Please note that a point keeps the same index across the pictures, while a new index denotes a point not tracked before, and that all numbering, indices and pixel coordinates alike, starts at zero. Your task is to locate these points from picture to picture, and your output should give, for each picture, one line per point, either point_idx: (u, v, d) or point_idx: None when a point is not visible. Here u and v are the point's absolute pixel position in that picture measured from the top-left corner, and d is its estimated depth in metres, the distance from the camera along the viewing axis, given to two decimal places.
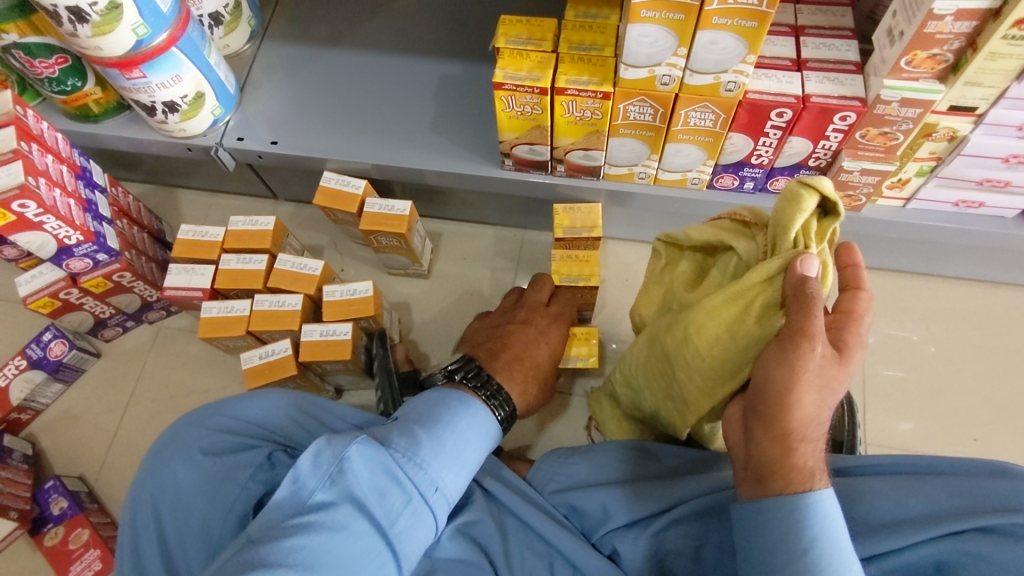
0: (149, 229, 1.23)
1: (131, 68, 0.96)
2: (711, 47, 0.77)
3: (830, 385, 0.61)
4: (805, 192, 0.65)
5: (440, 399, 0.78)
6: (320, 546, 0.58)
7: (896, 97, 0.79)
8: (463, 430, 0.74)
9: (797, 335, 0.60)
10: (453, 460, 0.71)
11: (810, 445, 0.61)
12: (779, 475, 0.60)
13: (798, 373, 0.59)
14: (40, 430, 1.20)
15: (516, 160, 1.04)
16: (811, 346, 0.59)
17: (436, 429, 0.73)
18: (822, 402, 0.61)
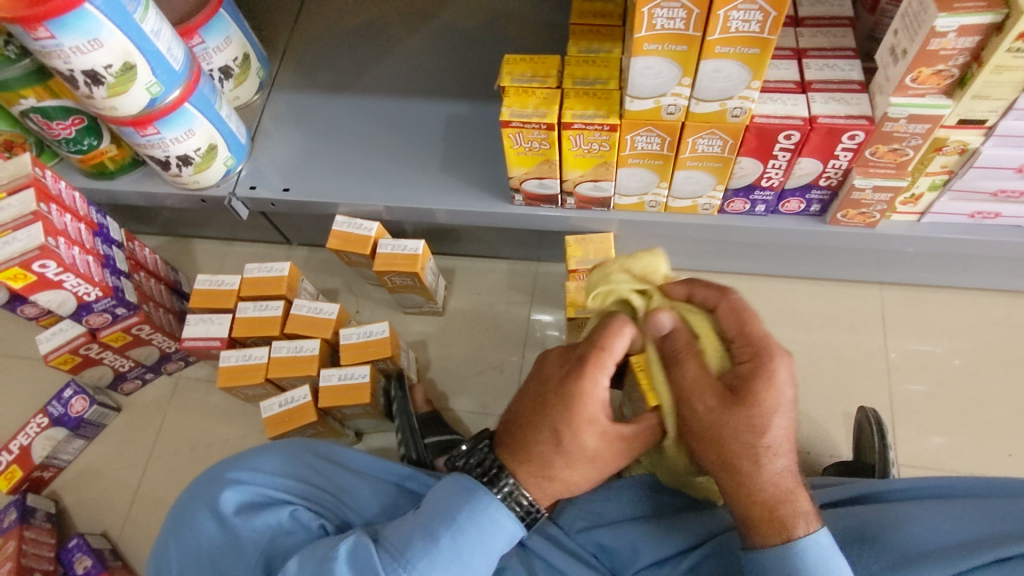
0: (166, 281, 1.24)
1: (145, 125, 0.98)
2: (715, 75, 0.78)
3: (755, 429, 0.63)
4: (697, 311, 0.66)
5: (457, 488, 0.71)
6: None
7: (903, 114, 0.79)
8: (471, 533, 0.69)
9: (692, 396, 0.66)
10: (447, 559, 0.68)
11: (783, 494, 0.64)
12: (754, 528, 0.65)
13: (714, 435, 0.65)
14: (62, 487, 1.19)
15: (526, 195, 1.04)
16: (699, 402, 0.65)
17: (431, 525, 0.70)
18: (774, 453, 0.64)
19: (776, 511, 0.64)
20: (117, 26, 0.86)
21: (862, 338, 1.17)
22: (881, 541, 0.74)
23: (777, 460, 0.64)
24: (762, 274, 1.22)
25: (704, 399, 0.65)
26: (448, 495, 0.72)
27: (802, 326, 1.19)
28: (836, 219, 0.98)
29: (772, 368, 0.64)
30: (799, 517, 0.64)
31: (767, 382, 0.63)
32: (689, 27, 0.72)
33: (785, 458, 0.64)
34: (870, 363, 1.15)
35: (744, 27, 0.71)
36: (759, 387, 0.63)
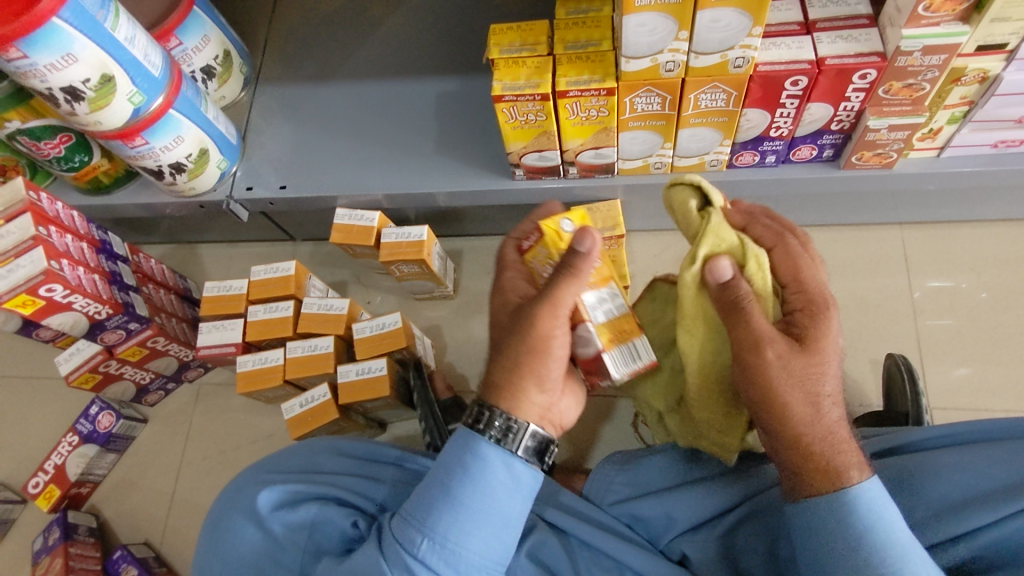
0: (176, 290, 1.24)
1: (133, 136, 0.96)
2: (714, 25, 0.73)
3: (819, 378, 0.63)
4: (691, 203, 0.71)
5: (458, 445, 0.66)
6: None
7: (917, 46, 0.74)
8: (493, 480, 0.65)
9: (757, 344, 0.62)
10: (476, 515, 0.64)
11: (836, 444, 0.63)
12: (805, 479, 0.64)
13: (770, 384, 0.63)
14: (100, 501, 1.21)
15: (527, 169, 1.01)
16: (768, 351, 0.62)
17: (452, 487, 0.64)
18: (833, 403, 0.64)
19: (835, 460, 0.62)
20: (89, 37, 0.84)
21: (885, 282, 1.13)
22: (918, 489, 0.72)
23: (831, 412, 0.64)
24: None
25: (773, 346, 0.62)
26: (437, 460, 0.67)
27: (823, 275, 1.15)
28: (850, 163, 0.94)
29: (826, 318, 0.65)
30: (852, 467, 0.62)
31: (823, 332, 0.64)
32: None
33: (839, 408, 0.65)
34: (895, 306, 1.12)
35: None
36: (822, 333, 0.64)
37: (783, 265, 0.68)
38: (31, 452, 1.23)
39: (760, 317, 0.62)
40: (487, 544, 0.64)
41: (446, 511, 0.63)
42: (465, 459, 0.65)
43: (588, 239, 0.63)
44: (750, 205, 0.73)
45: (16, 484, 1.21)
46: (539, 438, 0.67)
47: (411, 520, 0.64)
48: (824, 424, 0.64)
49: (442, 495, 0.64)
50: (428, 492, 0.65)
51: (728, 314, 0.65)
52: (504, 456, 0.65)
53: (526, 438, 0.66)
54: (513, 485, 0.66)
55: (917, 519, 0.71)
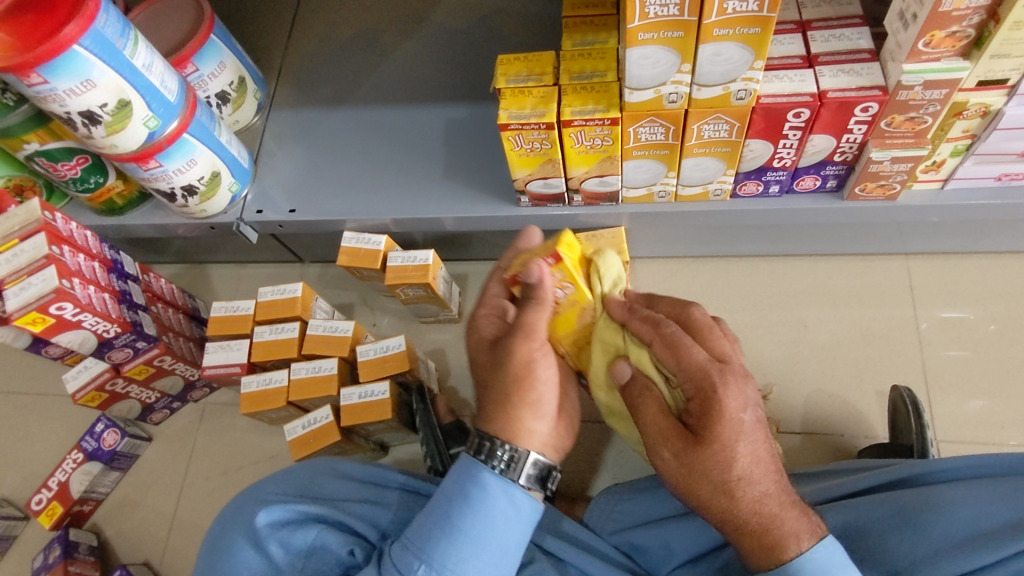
0: (184, 309, 1.25)
1: (147, 159, 0.98)
2: (716, 59, 0.75)
3: (721, 458, 0.62)
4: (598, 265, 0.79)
5: (463, 475, 0.67)
6: None
7: (918, 81, 0.75)
8: (494, 515, 0.66)
9: (658, 441, 0.66)
10: (475, 546, 0.65)
11: (768, 519, 0.62)
12: (748, 556, 0.64)
13: (678, 475, 0.65)
14: (102, 519, 1.21)
15: (532, 197, 1.02)
16: (666, 447, 0.66)
17: (455, 519, 0.66)
18: (747, 481, 0.62)
19: (764, 537, 0.62)
20: (107, 63, 0.86)
21: (891, 312, 1.13)
22: (921, 525, 0.71)
23: (747, 492, 0.63)
24: (781, 254, 1.19)
25: (664, 444, 0.66)
26: (439, 489, 0.69)
27: (828, 304, 1.15)
28: (854, 194, 0.95)
29: (721, 402, 0.62)
30: (791, 539, 0.61)
31: (719, 414, 0.62)
32: (684, 12, 0.69)
33: (760, 484, 0.63)
34: (901, 336, 1.11)
35: (742, 6, 0.68)
36: (713, 415, 0.62)
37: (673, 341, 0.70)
38: (36, 469, 1.24)
39: (649, 410, 0.68)
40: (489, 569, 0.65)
41: (445, 538, 0.65)
42: (466, 488, 0.67)
43: (536, 270, 0.69)
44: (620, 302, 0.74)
45: (19, 500, 1.22)
46: (540, 465, 0.69)
47: (413, 546, 0.66)
48: (744, 502, 0.63)
49: (445, 522, 0.66)
50: (430, 521, 0.67)
51: (634, 403, 0.70)
52: (504, 484, 0.67)
53: (529, 466, 0.68)
54: (512, 510, 0.67)
55: (918, 557, 0.70)
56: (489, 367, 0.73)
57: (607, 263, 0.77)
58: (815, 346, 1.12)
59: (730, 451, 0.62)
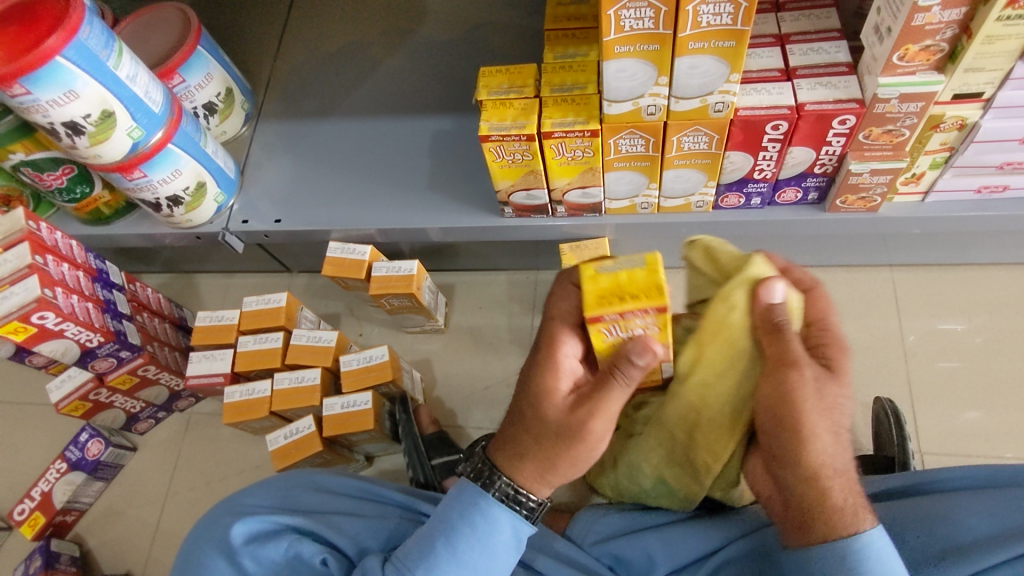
0: (171, 319, 1.25)
1: (131, 170, 0.98)
2: (692, 72, 0.75)
3: (840, 407, 0.65)
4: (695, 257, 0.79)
5: (468, 505, 0.68)
6: None
7: (894, 94, 0.76)
8: (489, 548, 0.68)
9: (787, 366, 0.64)
10: None
11: (846, 490, 0.64)
12: (809, 520, 0.64)
13: (796, 401, 0.64)
14: (85, 530, 1.21)
15: (516, 208, 1.03)
16: (798, 369, 0.64)
17: (456, 549, 0.67)
18: (840, 445, 0.65)
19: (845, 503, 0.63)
20: (91, 75, 0.86)
21: (875, 323, 1.13)
22: (901, 539, 0.71)
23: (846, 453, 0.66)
24: None
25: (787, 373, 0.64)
26: (443, 510, 0.69)
27: None
28: (835, 207, 0.95)
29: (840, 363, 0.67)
30: (862, 515, 0.63)
31: (840, 370, 0.66)
32: (659, 26, 0.70)
33: (847, 455, 0.66)
34: (885, 348, 1.11)
35: (716, 20, 0.69)
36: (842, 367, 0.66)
37: (814, 306, 0.70)
38: (19, 478, 1.23)
39: (797, 341, 0.65)
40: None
41: (447, 565, 0.67)
42: (474, 521, 0.68)
43: (649, 356, 0.63)
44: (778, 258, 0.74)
45: (2, 510, 1.21)
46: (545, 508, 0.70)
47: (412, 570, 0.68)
48: (824, 458, 0.64)
49: (446, 549, 0.67)
50: (430, 541, 0.68)
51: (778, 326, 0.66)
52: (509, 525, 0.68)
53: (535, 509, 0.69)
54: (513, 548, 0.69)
55: None
56: (553, 431, 0.66)
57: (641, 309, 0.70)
58: None
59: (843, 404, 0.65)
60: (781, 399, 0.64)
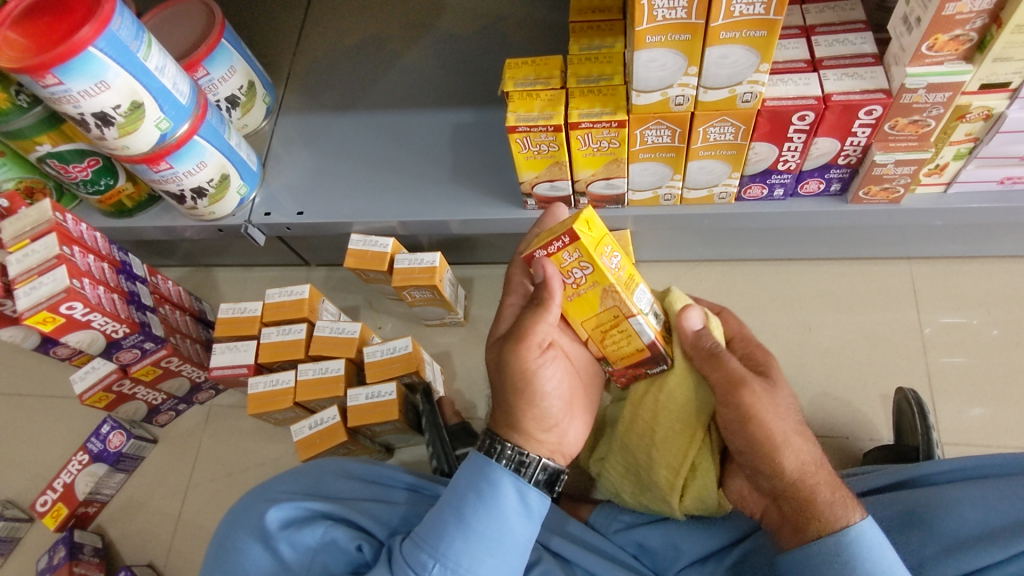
0: (191, 311, 1.26)
1: (158, 161, 0.99)
2: (722, 61, 0.76)
3: (791, 406, 0.73)
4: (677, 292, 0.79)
5: (475, 475, 0.69)
6: None
7: (922, 84, 0.77)
8: (500, 517, 0.67)
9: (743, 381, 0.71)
10: (488, 545, 0.66)
11: (821, 482, 0.69)
12: (806, 519, 0.68)
13: (755, 415, 0.70)
14: (106, 521, 1.21)
15: (539, 200, 1.03)
16: (748, 387, 0.71)
17: (467, 517, 0.67)
18: (801, 441, 0.71)
19: (825, 497, 0.67)
20: (121, 66, 0.87)
21: (894, 316, 1.14)
22: (930, 525, 0.72)
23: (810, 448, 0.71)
24: (784, 258, 1.20)
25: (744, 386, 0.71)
26: (450, 486, 0.70)
27: (831, 308, 1.16)
28: (858, 198, 0.95)
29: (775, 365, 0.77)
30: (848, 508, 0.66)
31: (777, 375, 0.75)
32: (692, 15, 0.70)
33: (811, 448, 0.71)
34: (905, 340, 1.12)
35: (749, 10, 0.69)
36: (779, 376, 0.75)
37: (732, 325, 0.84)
38: (41, 470, 1.24)
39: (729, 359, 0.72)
40: (499, 564, 0.66)
41: (460, 536, 0.66)
42: (479, 485, 0.68)
43: (541, 270, 0.66)
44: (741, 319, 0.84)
45: (24, 502, 1.22)
46: (550, 471, 0.71)
47: (425, 543, 0.67)
48: (799, 459, 0.70)
49: (458, 519, 0.67)
50: (442, 515, 0.68)
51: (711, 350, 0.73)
52: (514, 488, 0.68)
53: (538, 470, 0.70)
54: (523, 514, 0.69)
55: (927, 556, 0.70)
56: (495, 365, 0.71)
57: (615, 245, 0.69)
58: (819, 349, 1.13)
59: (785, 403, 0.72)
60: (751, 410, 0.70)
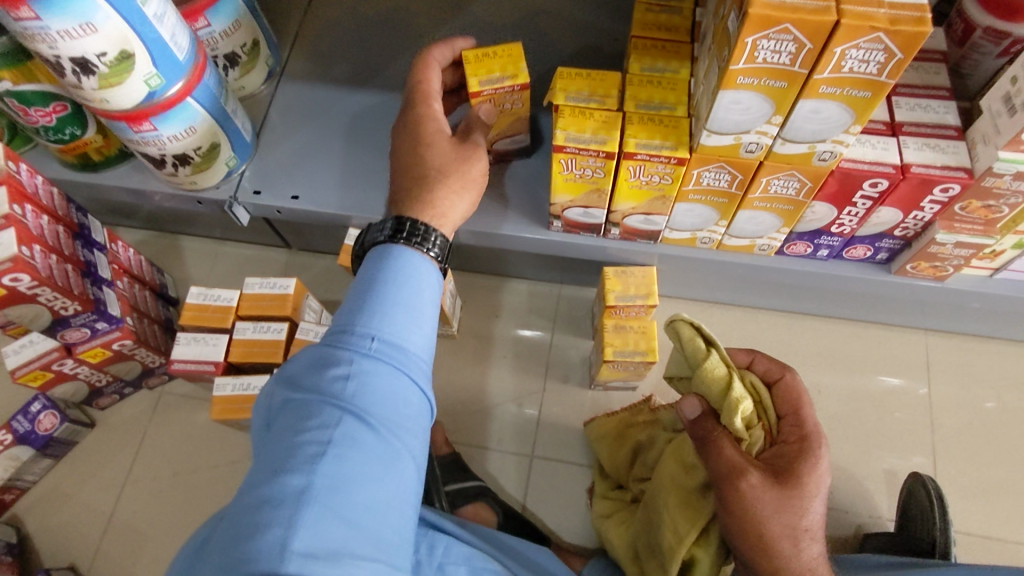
0: (151, 285, 1.12)
1: (140, 120, 0.85)
2: (812, 116, 0.68)
3: (800, 509, 0.75)
4: (684, 332, 0.87)
5: (380, 255, 0.66)
6: (323, 479, 0.54)
7: (1010, 170, 0.71)
8: (410, 270, 0.65)
9: (741, 471, 0.76)
10: (409, 315, 0.63)
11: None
12: None
13: (750, 505, 0.75)
14: (26, 511, 1.08)
15: (566, 223, 0.94)
16: (747, 477, 0.76)
17: (381, 307, 0.62)
18: (810, 536, 0.75)
19: None
20: (115, 9, 0.73)
21: (904, 386, 1.11)
22: None
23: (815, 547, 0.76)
24: (802, 312, 1.15)
25: (746, 474, 0.76)
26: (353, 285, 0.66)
27: (842, 371, 1.12)
28: (903, 270, 0.90)
29: (810, 461, 0.77)
30: None
31: (807, 470, 0.76)
32: (795, 63, 0.62)
33: (818, 545, 0.76)
34: (914, 414, 1.09)
35: (860, 67, 0.61)
36: (803, 469, 0.76)
37: (784, 401, 0.84)
38: None
39: (729, 447, 0.78)
40: (426, 336, 0.64)
41: (381, 302, 0.62)
42: (392, 254, 0.66)
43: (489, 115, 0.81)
44: (799, 382, 0.85)
45: None
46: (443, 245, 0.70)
47: (351, 326, 0.61)
48: (801, 552, 0.75)
49: (371, 299, 0.63)
50: (351, 303, 0.63)
51: (706, 440, 0.80)
52: (427, 256, 0.67)
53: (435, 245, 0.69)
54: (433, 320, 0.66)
55: None
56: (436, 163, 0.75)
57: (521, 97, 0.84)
58: (826, 414, 1.09)
59: (797, 504, 0.75)
60: (750, 500, 0.75)
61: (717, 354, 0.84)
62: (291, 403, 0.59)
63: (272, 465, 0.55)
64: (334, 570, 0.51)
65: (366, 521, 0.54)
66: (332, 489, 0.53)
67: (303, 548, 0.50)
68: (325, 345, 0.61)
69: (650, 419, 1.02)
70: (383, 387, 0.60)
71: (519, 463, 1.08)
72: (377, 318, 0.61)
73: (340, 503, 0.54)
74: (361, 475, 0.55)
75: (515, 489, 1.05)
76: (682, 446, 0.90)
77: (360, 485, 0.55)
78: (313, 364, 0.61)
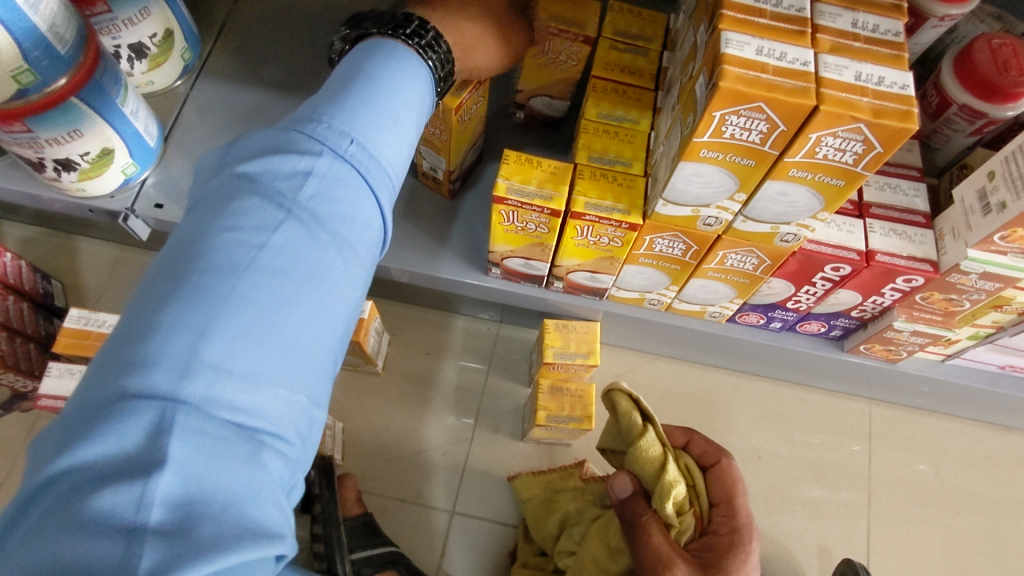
0: (31, 296, 0.98)
1: (10, 120, 0.71)
2: (778, 198, 0.61)
3: None
4: (622, 402, 0.81)
5: (369, 53, 0.52)
6: (247, 284, 0.39)
7: (977, 270, 0.66)
8: (396, 75, 0.51)
9: (670, 563, 0.68)
10: (384, 121, 0.48)
11: None
12: None
13: None
14: None
15: (505, 270, 0.86)
16: (674, 570, 0.68)
17: (350, 101, 0.48)
18: None
19: None
20: None
21: (844, 457, 1.07)
22: None
23: None
24: (748, 372, 1.10)
25: (674, 567, 0.68)
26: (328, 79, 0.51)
27: (784, 436, 1.07)
28: (856, 350, 0.86)
29: (738, 557, 0.72)
30: None
31: (736, 567, 0.71)
32: (765, 142, 0.55)
33: None
34: (853, 487, 1.05)
35: (835, 155, 0.54)
36: (732, 565, 0.71)
37: (718, 487, 0.79)
38: None
39: (659, 534, 0.71)
40: (399, 154, 0.50)
41: (353, 98, 0.48)
42: (379, 58, 0.51)
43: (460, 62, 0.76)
44: (735, 469, 0.81)
45: None
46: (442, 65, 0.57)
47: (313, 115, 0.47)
48: None
49: (341, 93, 0.48)
50: (318, 96, 0.49)
51: (636, 523, 0.72)
52: (421, 67, 0.53)
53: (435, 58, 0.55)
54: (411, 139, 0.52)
55: None
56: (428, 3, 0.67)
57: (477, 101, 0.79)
58: (765, 482, 1.04)
59: None
60: None
61: (653, 431, 0.78)
62: (226, 185, 0.43)
63: (186, 253, 0.40)
64: (248, 407, 0.38)
65: (297, 359, 0.41)
66: (265, 302, 0.40)
67: (219, 365, 0.37)
68: (277, 136, 0.46)
69: (579, 487, 0.98)
70: (339, 199, 0.45)
71: (437, 518, 0.99)
72: (347, 117, 0.47)
73: (263, 322, 0.39)
74: (294, 300, 0.41)
75: (431, 550, 0.97)
76: (610, 525, 0.84)
77: (293, 315, 0.41)
78: (262, 149, 0.45)
